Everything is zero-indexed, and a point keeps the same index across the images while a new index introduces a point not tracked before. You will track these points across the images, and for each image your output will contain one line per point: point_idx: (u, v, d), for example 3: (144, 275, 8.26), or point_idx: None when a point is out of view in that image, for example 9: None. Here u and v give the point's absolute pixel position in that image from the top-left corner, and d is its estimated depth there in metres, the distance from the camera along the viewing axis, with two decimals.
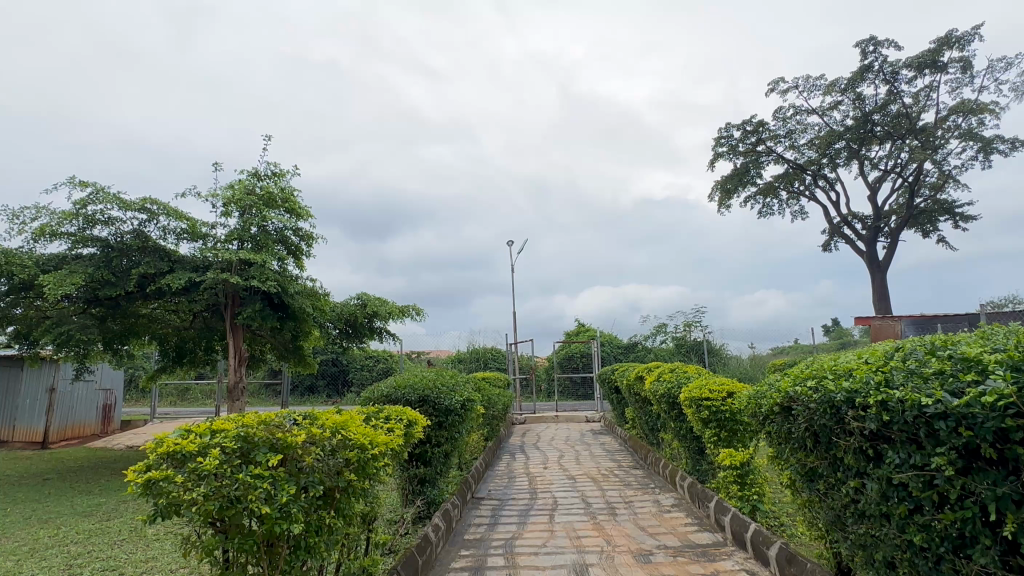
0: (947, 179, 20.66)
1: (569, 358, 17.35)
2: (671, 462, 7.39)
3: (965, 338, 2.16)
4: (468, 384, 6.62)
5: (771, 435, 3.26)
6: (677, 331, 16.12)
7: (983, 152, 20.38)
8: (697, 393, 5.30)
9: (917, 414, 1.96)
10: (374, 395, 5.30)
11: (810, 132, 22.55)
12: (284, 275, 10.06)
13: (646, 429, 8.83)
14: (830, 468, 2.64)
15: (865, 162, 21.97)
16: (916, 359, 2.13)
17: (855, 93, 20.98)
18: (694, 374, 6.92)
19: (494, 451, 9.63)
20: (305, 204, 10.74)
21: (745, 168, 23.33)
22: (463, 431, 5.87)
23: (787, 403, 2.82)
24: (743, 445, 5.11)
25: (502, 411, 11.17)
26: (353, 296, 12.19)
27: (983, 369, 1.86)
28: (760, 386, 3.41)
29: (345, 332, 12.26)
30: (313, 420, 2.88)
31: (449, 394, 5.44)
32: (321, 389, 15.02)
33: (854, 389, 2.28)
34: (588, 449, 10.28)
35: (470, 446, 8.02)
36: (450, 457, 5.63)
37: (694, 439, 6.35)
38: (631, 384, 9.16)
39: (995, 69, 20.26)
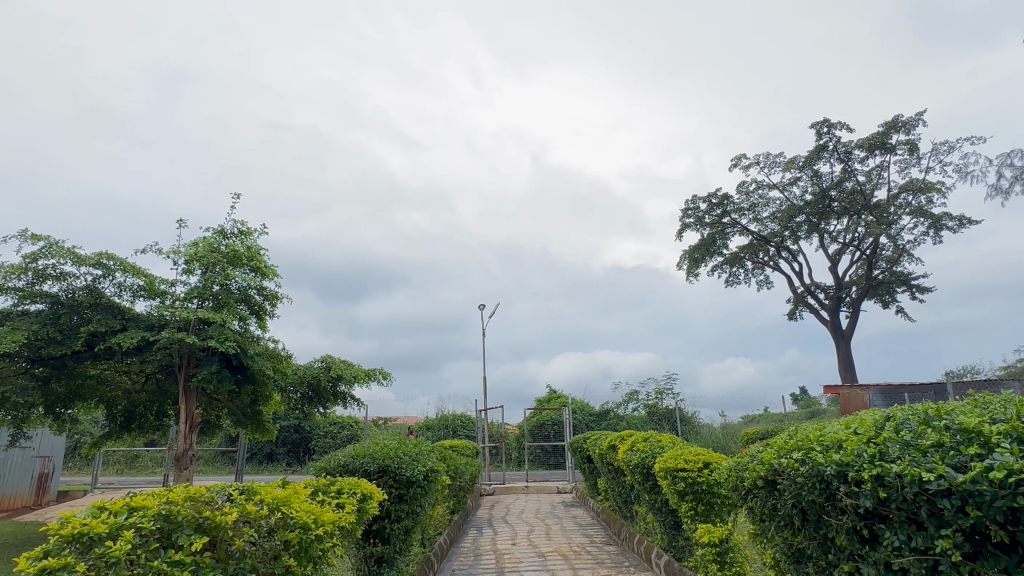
0: (902, 253, 21.45)
1: (540, 426, 16.89)
2: (645, 538, 7.01)
3: (959, 407, 2.02)
4: (432, 453, 6.22)
5: (754, 511, 3.03)
6: (649, 398, 15.90)
7: (934, 228, 21.31)
8: (672, 464, 5.07)
9: (918, 491, 1.79)
10: (331, 465, 4.93)
11: (772, 206, 23.37)
12: (245, 335, 9.65)
13: (620, 501, 8.44)
14: (819, 550, 2.42)
15: (825, 235, 22.75)
16: (910, 430, 1.98)
17: (812, 170, 21.98)
18: (669, 443, 6.67)
19: (459, 526, 9.06)
20: (272, 263, 10.47)
21: (712, 238, 23.94)
22: (427, 504, 5.46)
23: (771, 476, 2.62)
24: (721, 520, 4.83)
25: (469, 482, 10.65)
26: (317, 358, 11.81)
27: (985, 441, 1.72)
28: (740, 457, 3.21)
29: (307, 396, 11.72)
30: (250, 496, 2.58)
31: (412, 464, 5.10)
32: (280, 457, 14.22)
33: (844, 462, 2.10)
34: (559, 523, 9.77)
35: (434, 521, 7.49)
36: (413, 533, 5.22)
37: (669, 512, 6.05)
38: (603, 453, 8.82)
39: (939, 151, 21.51)
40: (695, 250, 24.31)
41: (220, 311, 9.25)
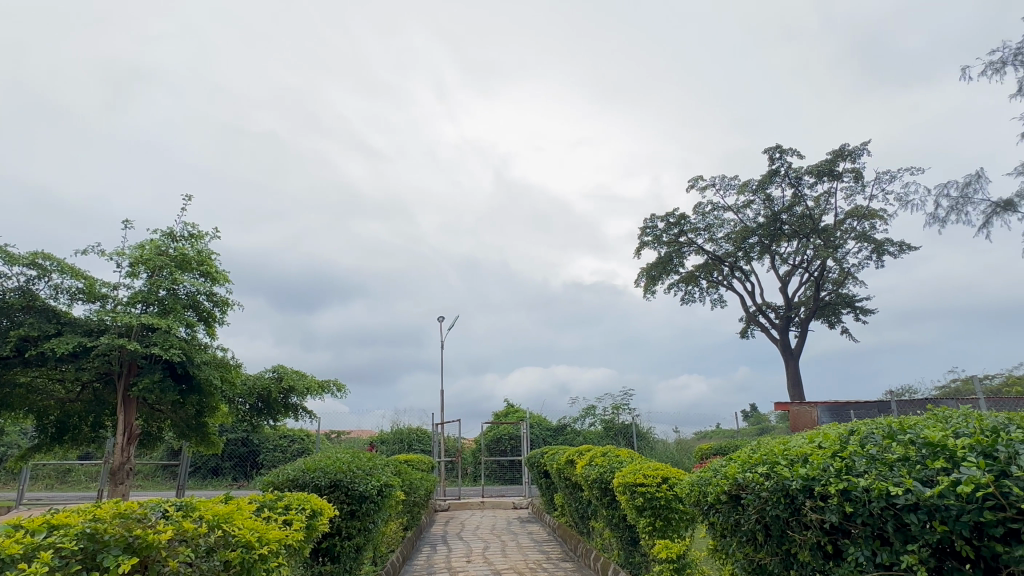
0: (847, 276, 22.31)
1: (497, 440, 16.72)
2: (602, 554, 6.95)
3: (922, 421, 2.03)
4: (387, 468, 6.02)
5: (715, 526, 2.99)
6: (606, 413, 15.93)
7: (877, 253, 22.26)
8: (631, 479, 5.03)
9: (884, 505, 1.77)
10: (278, 480, 4.69)
11: (727, 227, 24.00)
12: (191, 342, 9.23)
13: (576, 516, 8.37)
14: (781, 565, 2.39)
15: (776, 256, 23.45)
16: (875, 445, 1.97)
17: (765, 194, 22.70)
18: (627, 458, 6.65)
19: (412, 542, 8.79)
20: (223, 269, 10.08)
21: (669, 257, 24.38)
22: (380, 521, 5.27)
23: (735, 491, 2.59)
24: (678, 535, 4.81)
25: (423, 497, 10.41)
26: (269, 368, 11.42)
27: (951, 456, 1.71)
28: (702, 471, 3.18)
29: (256, 408, 11.27)
30: (188, 513, 2.39)
31: (365, 479, 4.91)
32: (226, 472, 13.61)
33: (811, 476, 2.08)
34: (514, 539, 9.60)
35: (386, 538, 7.24)
36: (364, 551, 5.01)
37: (627, 528, 6.01)
38: (561, 468, 8.75)
39: (882, 179, 22.55)
40: (653, 267, 24.70)
41: (165, 317, 8.83)
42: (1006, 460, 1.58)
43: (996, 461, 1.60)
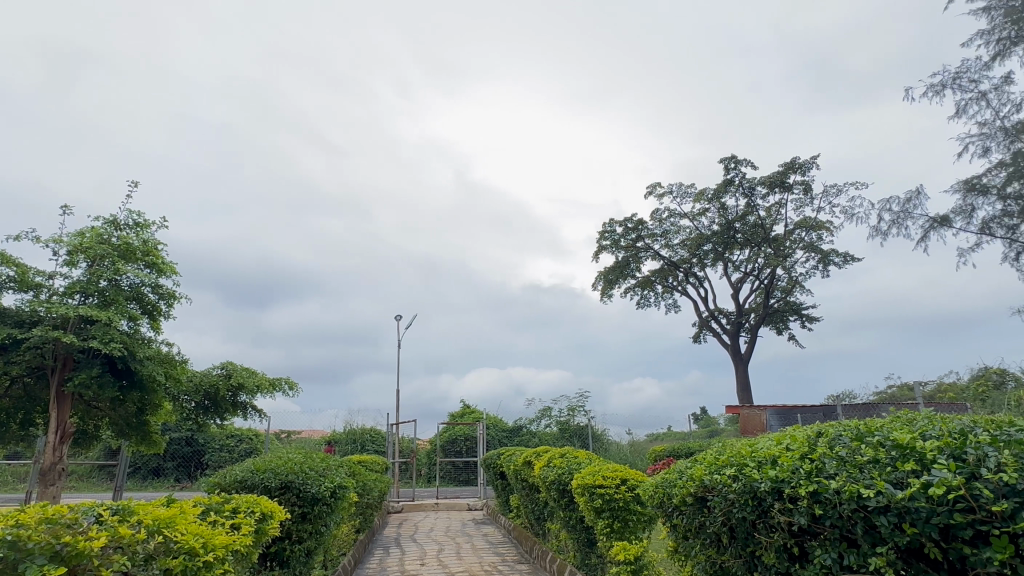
0: (795, 284, 23.08)
1: (453, 441, 16.56)
2: (557, 556, 6.92)
3: (888, 423, 2.04)
4: (341, 469, 5.83)
5: (678, 528, 2.97)
6: (561, 415, 15.97)
7: (824, 263, 23.09)
8: (589, 480, 5.00)
9: (854, 507, 1.76)
10: (225, 481, 4.48)
11: (683, 234, 24.47)
12: (134, 337, 8.76)
13: (532, 518, 8.35)
14: (744, 568, 2.38)
15: (729, 264, 24.06)
16: (844, 447, 1.97)
17: (720, 203, 23.25)
18: (585, 460, 6.64)
19: (364, 545, 8.56)
20: (170, 260, 9.62)
21: (626, 261, 24.69)
22: (332, 524, 5.09)
23: (700, 493, 2.57)
24: (635, 537, 4.80)
25: (377, 499, 10.21)
26: (217, 364, 10.98)
27: (920, 458, 1.72)
28: (666, 472, 3.16)
29: (202, 406, 10.80)
30: (124, 518, 2.21)
31: (318, 480, 4.73)
32: (168, 472, 13.01)
33: (779, 478, 2.07)
34: (469, 541, 9.48)
35: (339, 540, 7.02)
36: (315, 556, 4.82)
37: (584, 530, 6.00)
38: (518, 469, 8.69)
39: (829, 192, 23.42)
40: (610, 271, 24.96)
41: (106, 309, 8.35)
42: (975, 463, 1.60)
43: (965, 464, 1.61)
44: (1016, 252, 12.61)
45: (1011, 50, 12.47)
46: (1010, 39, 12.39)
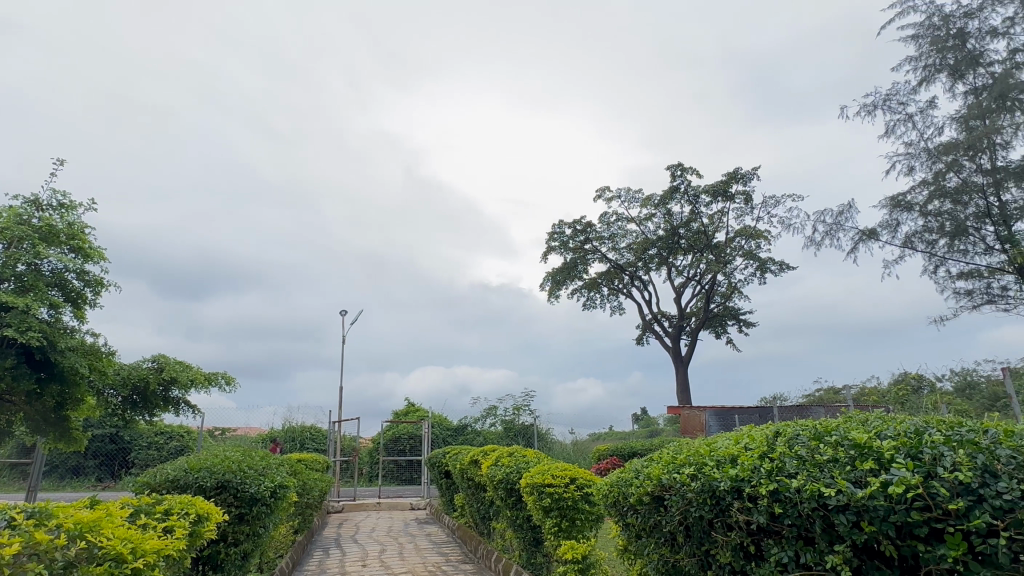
0: (734, 290, 23.87)
1: (396, 440, 16.29)
2: (502, 556, 6.87)
3: (843, 423, 2.09)
4: (281, 468, 5.60)
5: (632, 526, 2.96)
6: (507, 414, 15.94)
7: (761, 271, 23.99)
8: (539, 479, 4.97)
9: (814, 506, 1.77)
10: (155, 480, 4.21)
11: (629, 238, 24.91)
12: (55, 326, 8.17)
13: (477, 518, 8.27)
14: (698, 566, 2.38)
15: (672, 269, 24.66)
16: (803, 446, 2.00)
17: (666, 209, 23.81)
18: (533, 459, 6.62)
19: (303, 546, 8.25)
20: (98, 245, 9.02)
21: (574, 263, 24.94)
22: (270, 525, 4.86)
23: (658, 492, 2.57)
24: (583, 535, 4.80)
25: (317, 499, 9.88)
26: (147, 357, 10.40)
27: (879, 457, 1.75)
28: (622, 471, 3.16)
29: (130, 401, 10.19)
30: (41, 522, 2.01)
31: (258, 479, 4.51)
32: (89, 472, 12.24)
33: (740, 477, 2.08)
34: (411, 542, 9.30)
35: (275, 541, 6.74)
36: (252, 559, 4.59)
37: (530, 529, 5.97)
38: (464, 468, 8.58)
39: (768, 203, 24.34)
40: (558, 272, 25.16)
41: (24, 295, 7.73)
42: (931, 462, 1.63)
43: (922, 463, 1.65)
44: (934, 265, 13.44)
45: (936, 77, 13.28)
46: (935, 66, 13.19)
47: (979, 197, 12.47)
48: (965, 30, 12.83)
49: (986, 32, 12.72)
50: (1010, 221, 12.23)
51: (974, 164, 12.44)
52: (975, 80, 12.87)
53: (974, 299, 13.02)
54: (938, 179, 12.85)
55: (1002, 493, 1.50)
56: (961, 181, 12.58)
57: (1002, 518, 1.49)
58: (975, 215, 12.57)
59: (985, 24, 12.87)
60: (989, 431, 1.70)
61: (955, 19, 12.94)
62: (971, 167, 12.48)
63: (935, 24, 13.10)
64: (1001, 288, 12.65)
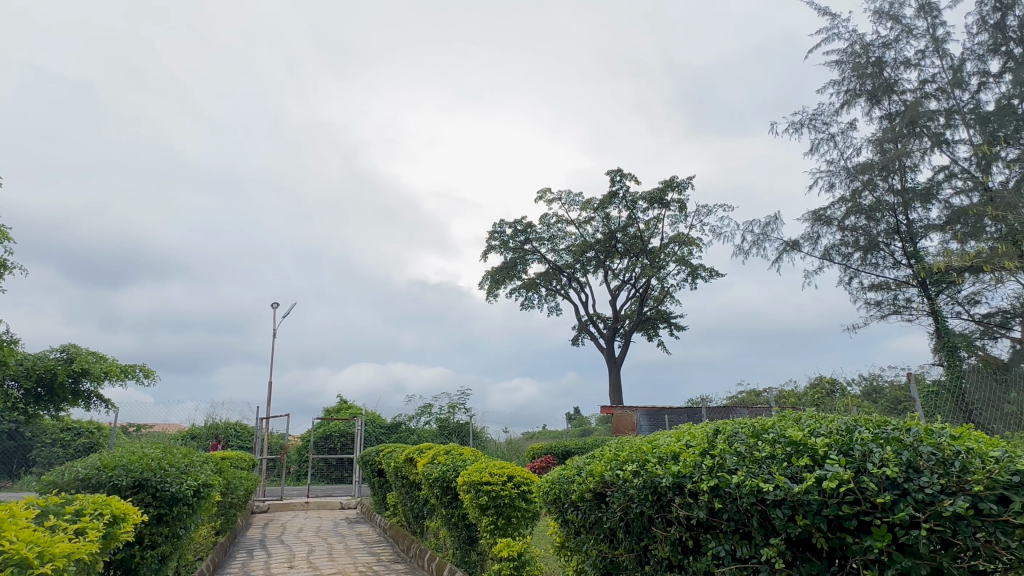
0: (666, 294, 24.61)
1: (326, 438, 15.86)
2: (435, 554, 6.80)
3: (779, 422, 2.17)
4: (205, 466, 5.32)
5: (571, 523, 2.98)
6: (441, 412, 15.83)
7: (692, 277, 24.84)
8: (476, 478, 4.93)
9: (753, 501, 1.83)
10: (62, 479, 3.90)
11: (569, 239, 25.25)
12: None
13: (410, 516, 8.16)
14: (636, 562, 2.42)
15: (609, 272, 25.17)
16: (742, 443, 2.07)
17: (604, 213, 24.24)
18: (470, 457, 6.59)
19: (225, 548, 7.90)
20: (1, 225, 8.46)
21: (514, 262, 25.03)
22: (192, 527, 4.60)
23: (601, 488, 2.60)
24: (519, 533, 4.79)
25: (242, 498, 9.49)
26: (54, 348, 9.68)
27: (814, 454, 1.82)
28: (565, 468, 3.17)
29: (34, 395, 9.49)
30: None
31: (179, 478, 4.27)
32: None
33: (681, 474, 2.13)
34: (341, 542, 9.04)
35: (195, 544, 6.39)
36: (170, 562, 4.33)
37: (465, 528, 5.93)
38: (397, 466, 8.45)
39: (701, 211, 25.25)
40: (498, 271, 25.19)
41: None
42: (861, 458, 1.72)
43: (853, 459, 1.74)
44: (848, 277, 14.30)
45: (856, 101, 14.19)
46: (855, 91, 14.09)
47: (891, 215, 13.41)
48: (882, 59, 13.76)
49: (900, 62, 13.70)
50: (916, 238, 13.26)
51: (886, 184, 13.40)
52: (890, 106, 13.87)
53: (883, 309, 13.99)
54: (855, 197, 13.71)
55: (924, 487, 1.59)
56: (875, 199, 13.48)
57: (923, 511, 1.58)
58: (886, 231, 13.49)
59: (899, 54, 13.86)
60: (912, 428, 1.81)
61: (874, 49, 13.86)
62: (884, 186, 13.43)
63: (857, 51, 13.99)
64: (906, 300, 13.65)
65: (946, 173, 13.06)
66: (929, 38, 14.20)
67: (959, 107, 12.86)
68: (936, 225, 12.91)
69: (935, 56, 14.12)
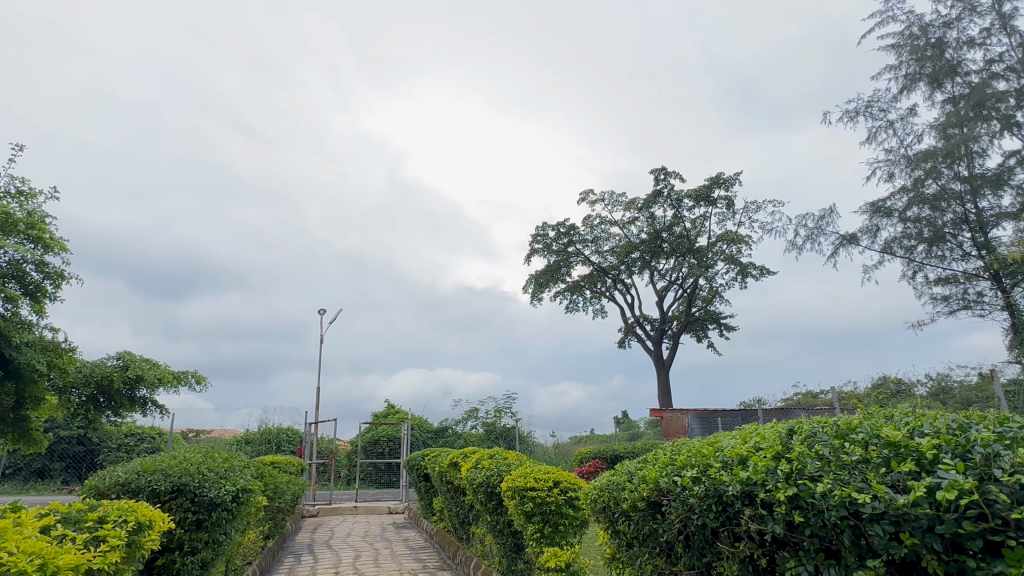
0: (715, 294, 23.74)
1: (375, 442, 15.93)
2: (481, 561, 6.57)
3: (866, 420, 1.85)
4: (247, 470, 5.24)
5: (624, 535, 2.68)
6: (487, 416, 15.62)
7: (742, 275, 23.90)
8: (520, 483, 4.68)
9: (844, 514, 1.52)
10: (102, 484, 3.87)
11: (613, 240, 24.75)
12: (9, 321, 8.40)
13: (456, 523, 7.97)
14: None
15: (654, 272, 24.51)
16: (825, 445, 1.76)
17: (649, 213, 23.63)
18: (515, 462, 6.36)
19: (273, 553, 7.90)
20: (59, 236, 9.21)
21: (557, 265, 24.69)
22: (234, 533, 4.50)
23: (656, 497, 2.31)
24: (566, 542, 4.51)
25: (290, 503, 9.52)
26: (111, 355, 9.98)
27: (920, 458, 1.50)
28: (614, 475, 2.88)
29: (94, 401, 9.79)
30: None
31: (218, 483, 4.19)
32: (55, 475, 11.68)
33: (752, 480, 1.83)
34: (388, 547, 8.95)
35: (243, 548, 6.37)
36: (213, 568, 4.22)
37: (511, 535, 5.68)
38: (442, 471, 8.27)
39: (750, 208, 24.28)
40: (542, 275, 24.89)
41: None
42: (985, 463, 1.39)
43: (972, 464, 1.41)
44: (912, 271, 13.36)
45: (914, 86, 13.29)
46: (914, 75, 13.20)
47: (958, 204, 12.49)
48: (944, 40, 12.88)
49: (963, 42, 12.80)
50: (987, 228, 12.29)
51: (952, 171, 12.51)
52: (953, 89, 12.94)
53: (951, 305, 13.01)
54: (918, 186, 12.85)
55: None
56: (939, 188, 12.62)
57: None
58: (953, 221, 12.58)
59: (962, 34, 12.95)
60: None
61: (934, 29, 12.98)
62: (949, 174, 12.55)
63: (915, 34, 13.12)
64: (977, 294, 12.67)
65: (1018, 158, 12.08)
66: (995, 15, 13.21)
67: None
68: (1009, 213, 11.95)
69: (1003, 33, 13.13)
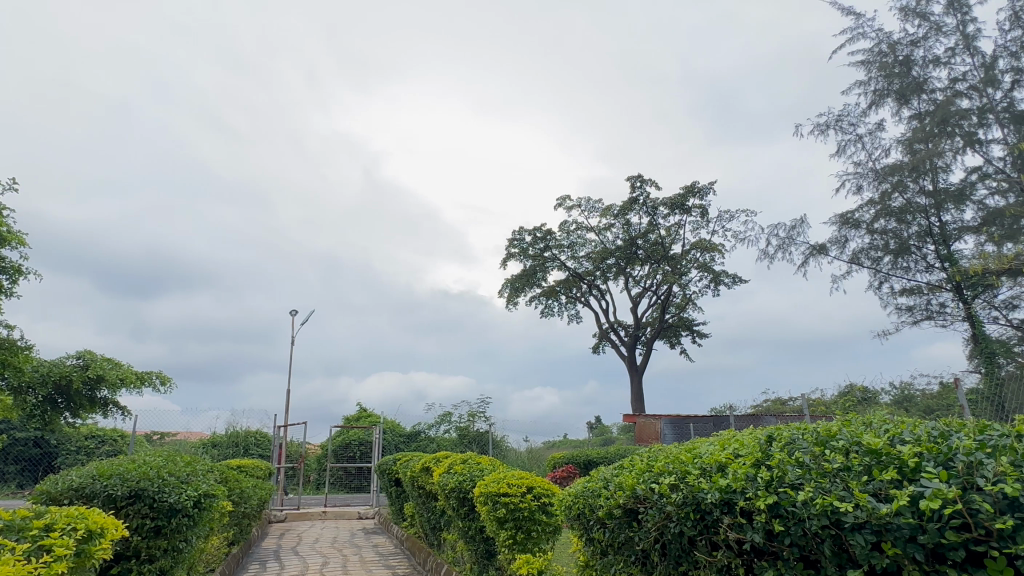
0: (689, 301, 24.00)
1: (346, 446, 15.67)
2: (452, 568, 6.46)
3: (845, 427, 1.83)
4: (212, 475, 5.05)
5: (599, 543, 2.62)
6: (461, 421, 15.49)
7: (715, 283, 24.19)
8: (492, 488, 4.60)
9: (826, 523, 1.49)
10: (55, 489, 3.69)
11: (589, 246, 24.86)
12: None
13: (427, 529, 7.84)
14: None
15: (629, 279, 24.67)
16: (805, 453, 1.73)
17: (625, 220, 23.77)
18: (488, 467, 6.28)
19: (237, 559, 7.66)
20: (17, 230, 8.88)
21: (533, 270, 24.67)
22: (196, 540, 4.31)
23: (632, 504, 2.26)
24: (539, 548, 4.45)
25: (256, 508, 9.26)
26: (71, 354, 9.66)
27: (903, 466, 1.47)
28: (590, 481, 2.82)
29: (51, 402, 9.41)
30: None
31: (179, 488, 4.02)
32: (9, 478, 11.04)
33: (731, 488, 1.79)
34: (357, 554, 8.77)
35: (205, 554, 6.15)
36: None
37: (483, 541, 5.59)
38: (414, 475, 8.14)
39: (723, 217, 24.62)
40: (518, 279, 24.86)
41: None
42: (967, 471, 1.37)
43: (954, 472, 1.39)
44: (878, 281, 13.66)
45: (883, 101, 13.62)
46: (882, 91, 13.53)
47: (923, 217, 12.82)
48: (911, 58, 13.24)
49: (929, 61, 13.16)
50: (950, 241, 12.64)
51: (917, 185, 12.78)
52: (919, 105, 13.29)
53: (915, 315, 13.33)
54: (885, 199, 13.18)
55: None
56: (905, 201, 12.94)
57: None
58: (918, 233, 12.91)
59: (928, 53, 13.32)
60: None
61: (901, 47, 13.34)
62: (914, 188, 12.85)
63: (883, 51, 13.46)
64: (940, 305, 13.01)
65: (980, 174, 12.45)
66: (959, 36, 13.64)
67: (991, 105, 12.28)
68: (971, 227, 12.30)
69: (966, 53, 13.55)
